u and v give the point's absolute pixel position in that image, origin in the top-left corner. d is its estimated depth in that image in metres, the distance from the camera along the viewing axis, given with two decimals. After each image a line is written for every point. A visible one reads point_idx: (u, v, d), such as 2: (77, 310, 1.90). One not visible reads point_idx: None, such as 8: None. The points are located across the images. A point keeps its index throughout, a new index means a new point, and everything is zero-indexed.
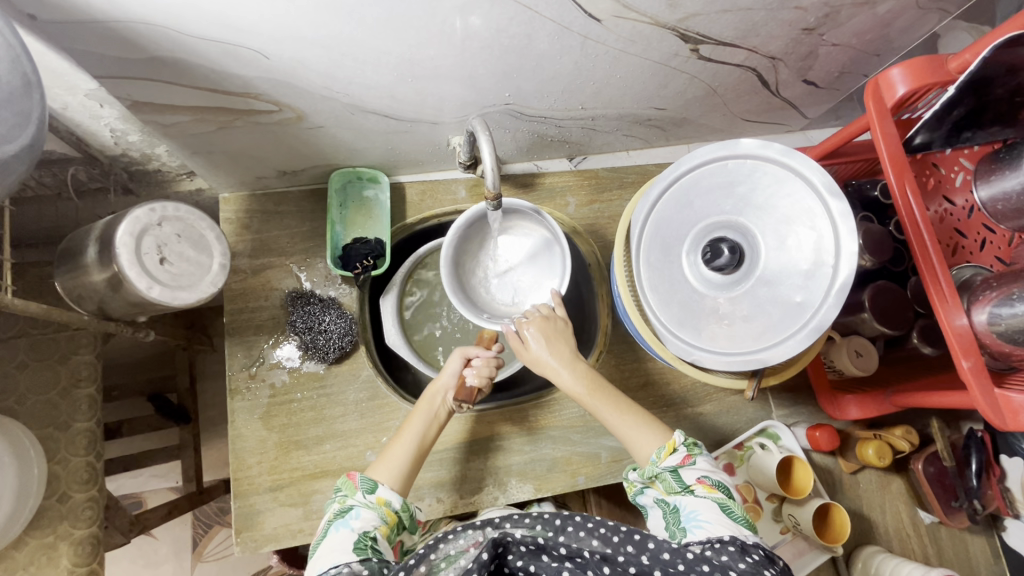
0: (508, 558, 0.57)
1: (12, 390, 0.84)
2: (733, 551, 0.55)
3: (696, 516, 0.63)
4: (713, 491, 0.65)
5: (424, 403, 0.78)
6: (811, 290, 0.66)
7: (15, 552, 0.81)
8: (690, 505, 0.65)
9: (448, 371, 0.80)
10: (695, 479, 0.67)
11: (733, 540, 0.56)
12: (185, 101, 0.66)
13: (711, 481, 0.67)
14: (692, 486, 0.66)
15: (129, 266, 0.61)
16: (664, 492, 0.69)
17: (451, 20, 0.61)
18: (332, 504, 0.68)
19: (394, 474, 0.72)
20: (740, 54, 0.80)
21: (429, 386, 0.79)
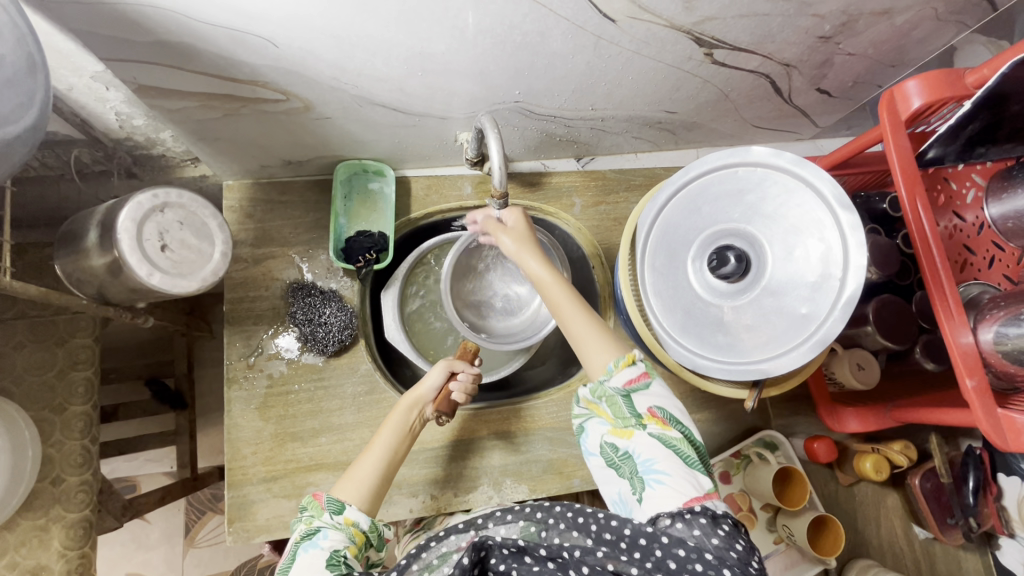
0: (490, 563, 0.52)
1: (9, 370, 0.84)
2: (705, 525, 0.53)
3: (654, 466, 0.60)
4: (667, 428, 0.62)
5: (400, 407, 0.76)
6: (817, 301, 0.65)
7: (8, 532, 0.81)
8: (646, 453, 0.61)
9: (429, 380, 0.77)
10: (647, 409, 0.64)
11: (705, 510, 0.55)
12: (191, 86, 0.65)
13: (663, 414, 0.63)
14: (645, 423, 0.63)
15: (130, 251, 0.60)
16: (616, 428, 0.65)
17: (463, 14, 0.60)
18: (298, 524, 0.64)
19: (362, 492, 0.68)
20: (754, 60, 0.79)
21: (405, 398, 0.76)
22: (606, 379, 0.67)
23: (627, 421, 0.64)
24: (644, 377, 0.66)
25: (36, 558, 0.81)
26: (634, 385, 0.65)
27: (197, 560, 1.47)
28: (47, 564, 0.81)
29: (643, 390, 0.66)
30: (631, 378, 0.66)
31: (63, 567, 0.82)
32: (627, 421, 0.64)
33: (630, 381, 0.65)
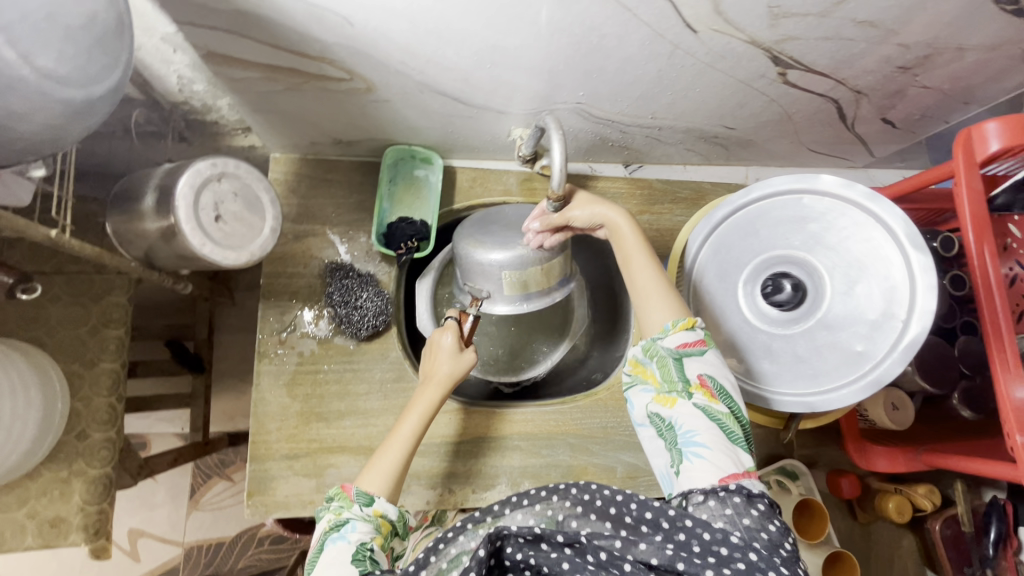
0: (505, 552, 0.49)
1: (44, 321, 0.84)
2: (739, 503, 0.54)
3: (696, 438, 0.59)
4: (714, 401, 0.61)
5: (428, 397, 0.74)
6: (875, 341, 0.63)
7: (31, 481, 0.81)
8: (689, 424, 0.60)
9: (444, 358, 0.75)
10: (697, 377, 0.62)
11: (740, 489, 0.54)
12: (259, 57, 0.64)
13: (712, 386, 0.62)
14: (691, 393, 0.62)
15: (186, 220, 0.60)
16: (660, 394, 0.64)
17: (540, 10, 0.59)
18: (326, 515, 0.64)
19: (385, 480, 0.67)
20: (827, 84, 0.77)
21: (428, 381, 0.75)
22: (659, 340, 0.65)
23: (673, 388, 0.63)
24: (699, 344, 0.64)
25: (56, 510, 0.82)
26: (687, 350, 0.64)
27: (199, 522, 1.49)
28: (66, 516, 0.82)
29: (696, 357, 0.64)
30: (684, 342, 0.64)
31: (81, 522, 0.82)
32: (674, 387, 0.63)
33: (684, 345, 0.64)
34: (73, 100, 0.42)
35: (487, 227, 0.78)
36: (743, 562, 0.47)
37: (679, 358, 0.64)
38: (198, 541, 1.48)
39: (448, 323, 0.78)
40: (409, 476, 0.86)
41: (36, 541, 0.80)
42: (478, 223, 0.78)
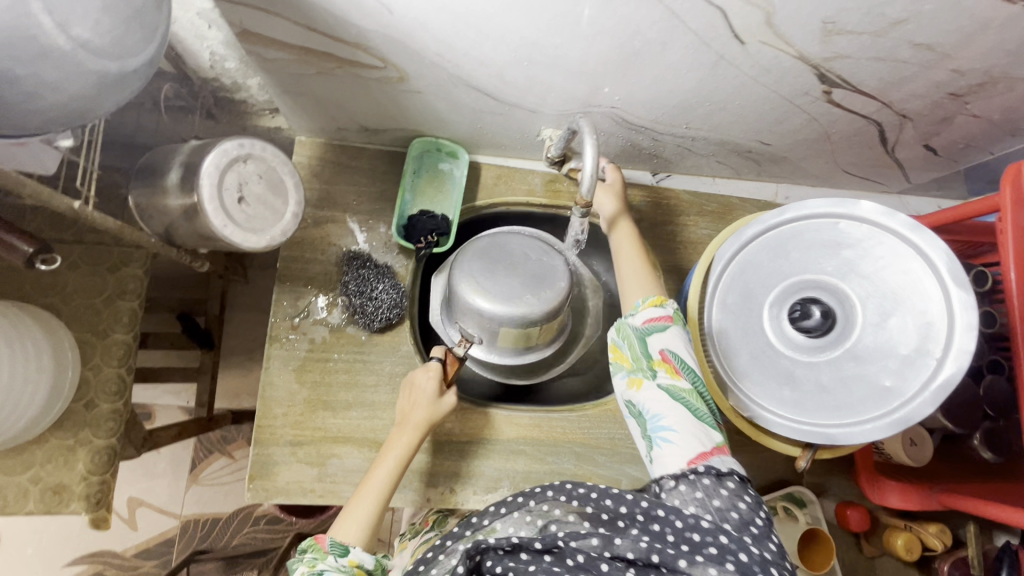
0: (485, 564, 0.55)
1: (60, 288, 0.84)
2: (709, 484, 0.56)
3: (662, 422, 0.61)
4: (678, 378, 0.63)
5: (405, 438, 0.75)
6: (904, 376, 0.61)
7: (36, 447, 0.81)
8: (655, 407, 0.62)
9: (420, 395, 0.77)
10: (660, 354, 0.65)
11: (709, 470, 0.57)
12: (293, 39, 0.63)
13: (674, 362, 0.64)
14: (656, 371, 0.63)
15: (209, 199, 0.59)
16: (630, 376, 0.65)
17: (581, 9, 0.57)
18: (299, 565, 0.63)
19: (361, 528, 0.68)
20: (872, 106, 0.74)
21: (405, 418, 0.76)
22: (628, 320, 0.69)
23: (641, 368, 0.65)
24: (664, 320, 0.67)
25: (60, 476, 0.82)
26: (652, 326, 0.67)
27: (198, 497, 1.50)
28: (68, 484, 0.82)
29: (660, 332, 0.66)
30: (651, 318, 0.67)
31: (83, 491, 0.82)
32: (641, 366, 0.65)
33: (650, 320, 0.67)
34: (107, 71, 0.42)
35: (490, 273, 0.80)
36: (714, 547, 0.51)
37: (643, 335, 0.67)
38: (195, 515, 1.49)
39: (430, 362, 0.79)
40: (412, 472, 0.85)
41: (38, 507, 0.81)
42: (484, 265, 0.80)
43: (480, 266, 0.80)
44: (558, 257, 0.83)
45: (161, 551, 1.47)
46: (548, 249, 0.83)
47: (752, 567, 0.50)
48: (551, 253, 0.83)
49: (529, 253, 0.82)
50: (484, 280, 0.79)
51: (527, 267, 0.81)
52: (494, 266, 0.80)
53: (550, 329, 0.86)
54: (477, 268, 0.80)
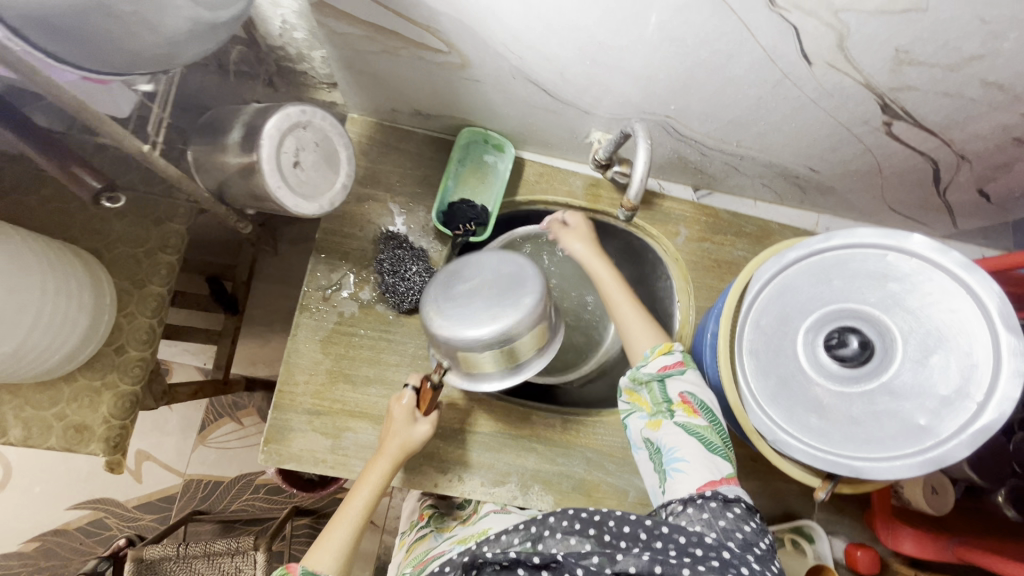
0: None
1: (105, 234, 0.87)
2: (716, 506, 0.59)
3: (676, 454, 0.64)
4: (694, 416, 0.66)
5: (382, 467, 0.76)
6: (940, 417, 0.60)
7: (65, 385, 0.84)
8: (671, 442, 0.65)
9: (398, 425, 0.78)
10: (678, 395, 0.67)
11: (716, 494, 0.60)
12: (365, 15, 0.64)
13: (694, 402, 0.66)
14: (673, 412, 0.66)
15: (267, 159, 0.60)
16: (650, 418, 0.69)
17: (648, 14, 0.57)
18: None
19: (334, 560, 0.71)
20: (930, 143, 0.73)
21: (387, 446, 0.77)
22: (642, 367, 0.71)
23: (660, 410, 0.68)
24: (678, 365, 0.69)
25: (82, 416, 0.84)
26: (668, 371, 0.69)
27: (203, 458, 1.52)
28: (90, 425, 0.84)
29: (678, 376, 0.69)
30: (665, 366, 0.70)
31: (103, 433, 0.84)
32: (661, 408, 0.68)
33: (664, 367, 0.69)
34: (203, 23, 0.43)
35: (450, 292, 0.74)
36: (717, 560, 0.52)
37: (661, 379, 0.69)
38: (198, 475, 1.51)
39: (405, 393, 0.79)
40: (423, 456, 0.86)
41: (59, 443, 0.83)
42: (445, 285, 0.75)
43: (441, 286, 0.75)
44: (528, 270, 0.76)
45: (162, 507, 1.49)
46: (518, 259, 0.76)
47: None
48: (523, 266, 0.76)
49: (494, 269, 0.75)
50: (442, 299, 0.74)
51: (493, 281, 0.74)
52: (454, 285, 0.75)
53: (524, 351, 0.77)
54: (438, 289, 0.75)
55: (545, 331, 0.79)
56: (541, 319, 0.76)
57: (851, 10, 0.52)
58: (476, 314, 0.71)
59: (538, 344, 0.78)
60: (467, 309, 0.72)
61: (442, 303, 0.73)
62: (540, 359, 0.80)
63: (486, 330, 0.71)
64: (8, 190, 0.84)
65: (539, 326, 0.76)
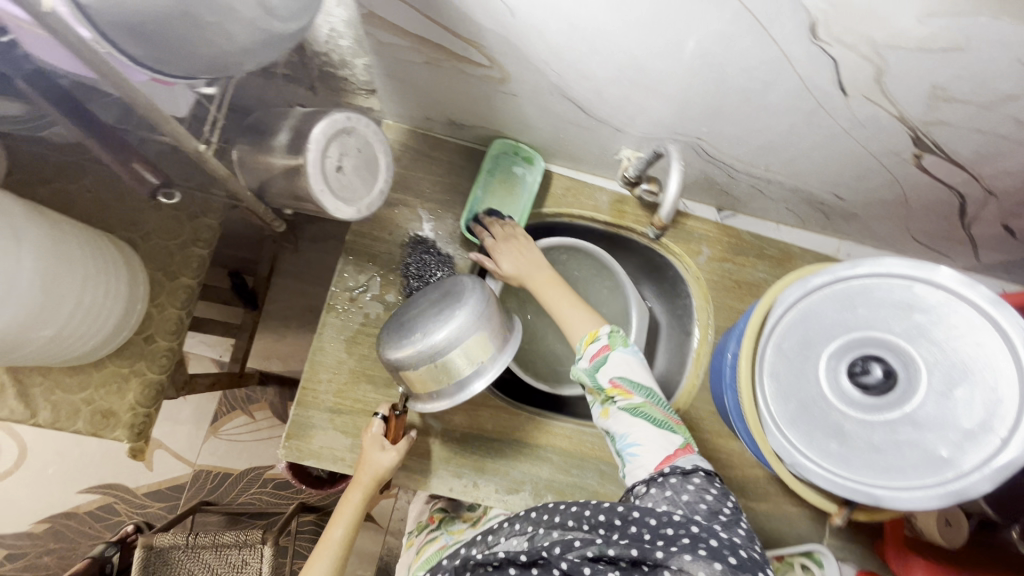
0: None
1: (141, 225, 0.89)
2: (677, 483, 0.62)
3: (629, 440, 0.68)
4: (631, 397, 0.69)
5: (355, 497, 0.80)
6: (963, 449, 0.60)
7: (95, 370, 0.85)
8: (622, 429, 0.69)
9: (372, 458, 0.79)
10: (610, 380, 0.70)
11: (674, 470, 0.63)
12: (412, 28, 0.66)
13: (624, 383, 0.69)
14: (612, 399, 0.70)
15: (313, 162, 0.61)
16: (600, 407, 0.73)
17: (685, 39, 0.59)
18: None
19: None
20: (959, 176, 0.74)
21: (361, 476, 0.79)
22: (578, 363, 0.75)
23: (603, 399, 0.72)
24: (604, 350, 0.73)
25: (110, 402, 0.85)
26: (598, 359, 0.73)
27: (214, 449, 1.53)
28: (117, 411, 0.86)
29: (605, 363, 0.72)
30: (594, 354, 0.73)
31: (128, 419, 0.86)
32: (604, 396, 0.72)
33: (594, 357, 0.73)
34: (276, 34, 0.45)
35: (398, 320, 0.77)
36: (686, 537, 0.53)
37: (593, 370, 0.72)
38: (207, 466, 1.53)
39: (374, 421, 0.80)
40: (439, 459, 0.87)
41: (86, 427, 0.85)
42: (395, 316, 0.78)
43: (392, 317, 0.79)
44: (466, 283, 0.77)
45: (171, 496, 1.51)
46: (457, 278, 0.78)
47: (723, 551, 0.52)
48: (458, 281, 0.78)
49: (436, 290, 0.78)
50: (392, 327, 0.77)
51: (432, 300, 0.77)
52: (402, 313, 0.78)
53: (465, 365, 0.74)
54: (390, 321, 0.78)
55: (490, 342, 0.76)
56: (477, 330, 0.74)
57: (892, 46, 0.54)
58: (418, 331, 0.73)
59: (481, 356, 0.75)
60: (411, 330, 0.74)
61: (390, 331, 0.76)
62: (491, 372, 0.76)
63: (430, 343, 0.72)
64: (50, 178, 0.85)
65: (475, 337, 0.74)
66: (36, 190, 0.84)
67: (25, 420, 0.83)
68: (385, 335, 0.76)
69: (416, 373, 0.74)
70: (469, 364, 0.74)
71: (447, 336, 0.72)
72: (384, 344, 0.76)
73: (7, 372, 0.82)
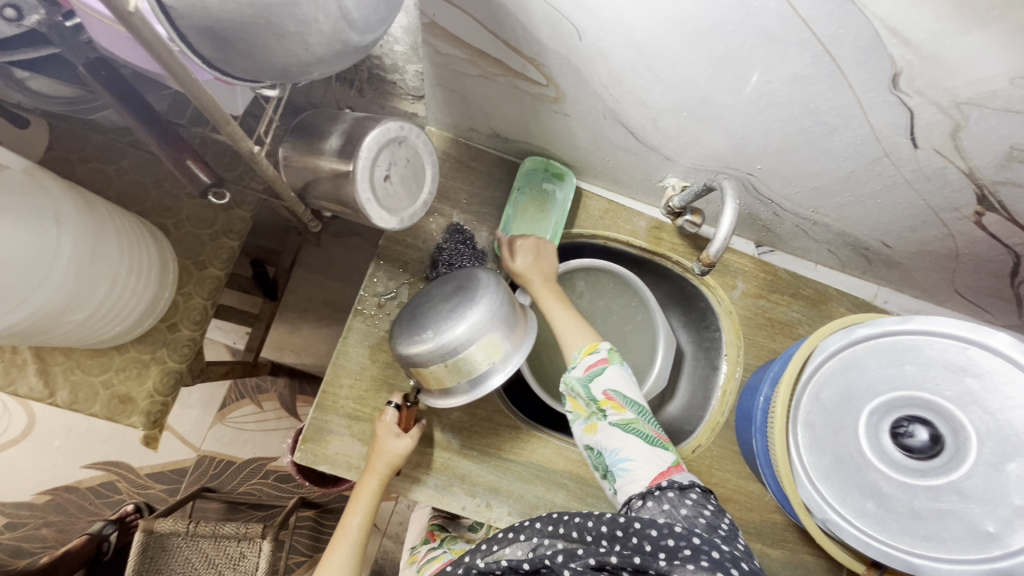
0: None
1: (175, 212, 0.87)
2: (673, 496, 0.59)
3: (620, 454, 0.64)
4: (624, 411, 0.66)
5: (371, 485, 0.76)
6: (1011, 526, 0.59)
7: (116, 354, 0.84)
8: (612, 444, 0.65)
9: (387, 444, 0.77)
10: (604, 393, 0.67)
11: (671, 484, 0.60)
12: (472, 42, 0.64)
13: (618, 397, 0.67)
14: (604, 413, 0.67)
15: (362, 171, 0.61)
16: (587, 423, 0.69)
17: (749, 74, 0.57)
18: None
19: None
20: (1019, 237, 0.72)
21: (375, 463, 0.77)
22: (572, 371, 0.72)
23: (592, 413, 0.68)
24: (601, 362, 0.70)
25: (129, 388, 0.84)
26: (593, 371, 0.70)
27: (219, 436, 1.52)
28: (135, 397, 0.85)
29: (602, 375, 0.69)
30: (590, 365, 0.71)
31: (146, 407, 0.85)
32: (594, 411, 0.68)
33: (589, 368, 0.70)
34: (357, 50, 0.43)
35: (411, 315, 0.75)
36: (689, 548, 0.51)
37: (587, 382, 0.70)
38: (211, 453, 1.52)
39: (387, 410, 0.79)
40: (454, 476, 0.85)
41: (102, 411, 0.84)
42: (408, 311, 0.76)
43: (405, 311, 0.77)
44: (479, 277, 0.75)
45: (173, 478, 1.51)
46: (470, 272, 0.76)
47: (726, 563, 0.51)
48: (473, 276, 0.75)
49: (450, 284, 0.76)
50: (406, 322, 0.75)
51: (444, 295, 0.74)
52: (416, 307, 0.76)
53: (478, 365, 0.71)
54: (403, 315, 0.76)
55: (503, 342, 0.73)
56: (489, 328, 0.71)
57: (974, 104, 0.52)
58: (434, 327, 0.71)
59: (495, 355, 0.72)
60: (425, 324, 0.72)
61: (404, 326, 0.74)
62: (506, 371, 0.73)
63: (444, 339, 0.70)
64: (89, 158, 0.85)
65: (486, 336, 0.71)
66: (74, 169, 0.84)
67: (42, 399, 0.82)
68: (398, 329, 0.75)
69: (430, 370, 0.72)
70: (483, 362, 0.71)
71: (459, 332, 0.70)
72: (398, 339, 0.74)
73: (30, 349, 0.82)
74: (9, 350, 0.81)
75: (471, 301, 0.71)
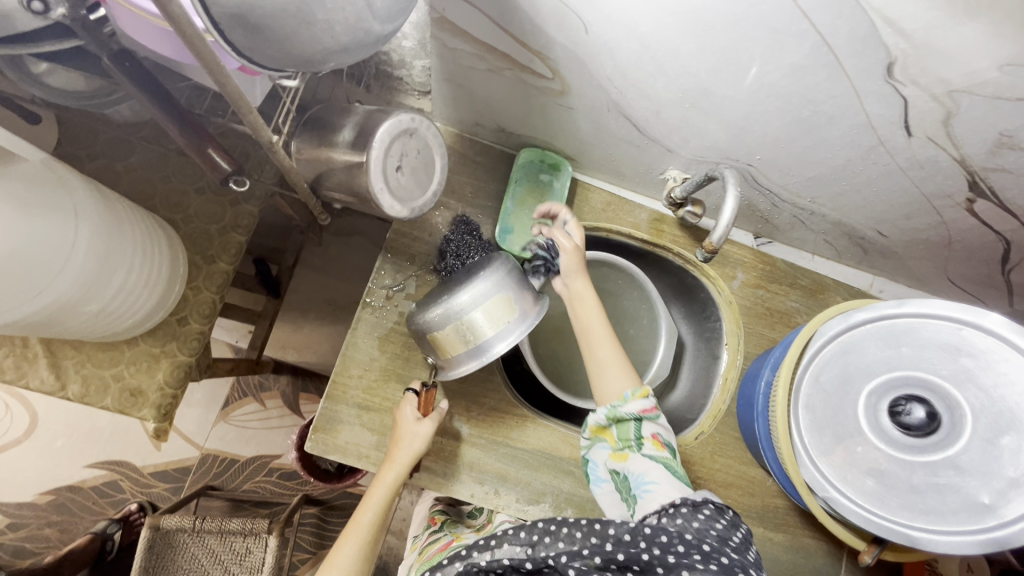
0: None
1: (184, 207, 0.88)
2: (686, 512, 0.60)
3: (646, 478, 0.67)
4: (661, 450, 0.70)
5: (388, 477, 0.76)
6: (1006, 498, 0.61)
7: (127, 347, 0.85)
8: (640, 469, 0.68)
9: (411, 433, 0.78)
10: (650, 433, 0.71)
11: (686, 501, 0.62)
12: (481, 36, 0.66)
13: (662, 440, 0.71)
14: (643, 445, 0.70)
15: (377, 160, 0.62)
16: (615, 451, 0.72)
17: (749, 66, 0.59)
18: None
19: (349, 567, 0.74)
20: (1008, 224, 0.75)
21: (396, 455, 0.78)
22: (620, 406, 0.72)
23: (627, 443, 0.71)
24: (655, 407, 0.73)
25: (140, 381, 0.85)
26: (646, 413, 0.72)
27: (223, 433, 1.53)
28: (145, 390, 0.85)
29: (653, 418, 0.72)
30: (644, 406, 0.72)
31: (157, 399, 0.86)
32: (628, 443, 0.72)
33: (643, 409, 0.72)
34: (376, 41, 0.45)
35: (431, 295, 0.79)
36: (698, 553, 0.53)
37: (637, 419, 0.72)
38: (215, 451, 1.52)
39: (407, 399, 0.80)
40: (463, 464, 0.86)
41: (114, 404, 0.85)
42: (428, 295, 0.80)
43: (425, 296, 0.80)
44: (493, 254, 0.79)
45: (177, 477, 1.51)
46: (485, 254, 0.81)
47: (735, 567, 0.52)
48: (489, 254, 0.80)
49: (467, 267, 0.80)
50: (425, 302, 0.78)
51: (461, 272, 0.78)
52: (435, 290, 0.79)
53: (491, 324, 0.73)
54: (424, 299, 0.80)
55: (516, 304, 0.75)
56: (502, 289, 0.74)
57: (966, 92, 0.54)
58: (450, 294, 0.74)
59: (508, 314, 0.74)
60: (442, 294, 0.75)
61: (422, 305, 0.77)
62: (520, 333, 0.74)
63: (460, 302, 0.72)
64: (98, 154, 0.85)
65: (499, 295, 0.73)
66: (84, 165, 0.85)
67: (54, 392, 0.83)
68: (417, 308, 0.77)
69: (446, 335, 0.73)
70: (498, 321, 0.73)
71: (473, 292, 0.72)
72: (417, 313, 0.76)
73: (41, 342, 0.82)
74: (19, 343, 0.82)
75: (485, 268, 0.75)
